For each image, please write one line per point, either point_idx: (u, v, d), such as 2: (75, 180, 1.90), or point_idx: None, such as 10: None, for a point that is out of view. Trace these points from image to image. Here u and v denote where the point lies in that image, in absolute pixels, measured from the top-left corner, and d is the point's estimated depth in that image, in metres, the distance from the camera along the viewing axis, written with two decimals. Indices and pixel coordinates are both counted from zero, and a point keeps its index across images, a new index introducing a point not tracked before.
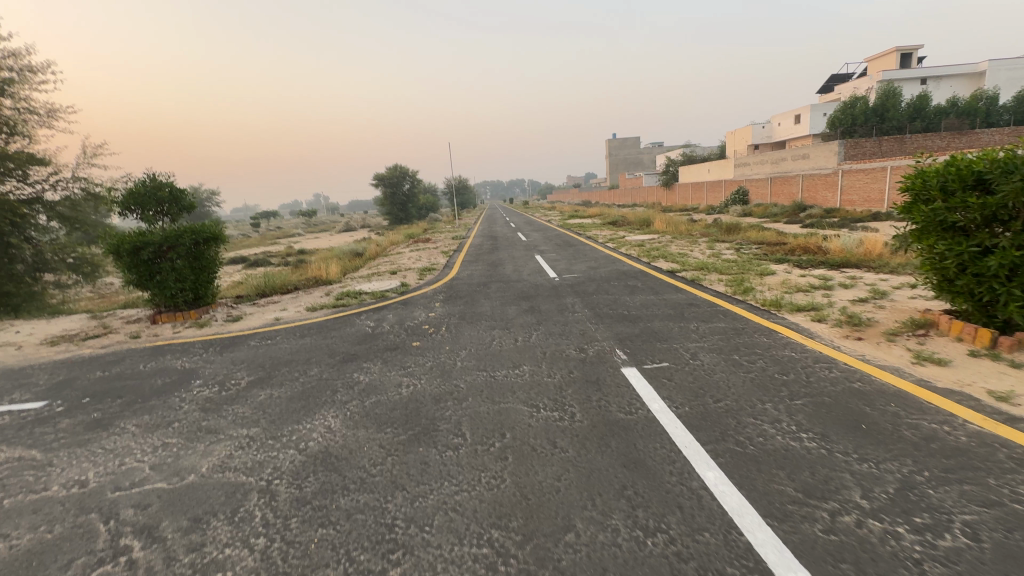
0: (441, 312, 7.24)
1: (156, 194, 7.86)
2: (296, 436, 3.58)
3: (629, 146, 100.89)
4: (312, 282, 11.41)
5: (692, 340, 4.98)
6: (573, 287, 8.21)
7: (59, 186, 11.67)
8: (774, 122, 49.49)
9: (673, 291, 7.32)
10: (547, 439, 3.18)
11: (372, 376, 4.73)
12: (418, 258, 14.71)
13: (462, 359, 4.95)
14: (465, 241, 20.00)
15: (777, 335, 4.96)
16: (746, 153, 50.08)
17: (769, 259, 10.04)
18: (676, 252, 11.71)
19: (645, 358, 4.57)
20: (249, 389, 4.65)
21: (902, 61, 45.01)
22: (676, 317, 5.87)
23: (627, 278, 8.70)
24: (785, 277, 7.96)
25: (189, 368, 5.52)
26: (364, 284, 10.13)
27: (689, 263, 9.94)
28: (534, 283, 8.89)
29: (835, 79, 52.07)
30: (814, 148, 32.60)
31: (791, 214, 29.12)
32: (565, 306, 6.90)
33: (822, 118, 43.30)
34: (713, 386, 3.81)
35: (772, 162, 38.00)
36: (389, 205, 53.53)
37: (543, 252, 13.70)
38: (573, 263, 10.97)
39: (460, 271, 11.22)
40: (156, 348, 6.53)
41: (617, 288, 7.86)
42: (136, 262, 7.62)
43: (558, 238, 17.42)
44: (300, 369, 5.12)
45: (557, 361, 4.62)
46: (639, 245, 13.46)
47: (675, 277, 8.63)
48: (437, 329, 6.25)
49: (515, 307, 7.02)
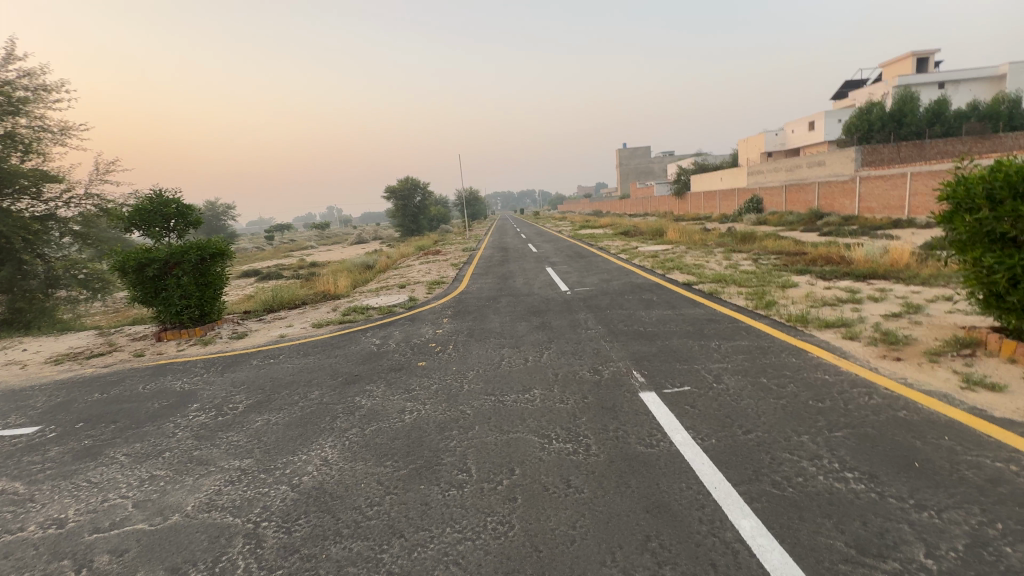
0: (448, 328, 7.00)
1: (162, 210, 7.81)
2: (290, 469, 3.33)
3: (640, 155, 100.61)
4: (320, 297, 11.27)
5: (714, 361, 4.66)
6: (585, 301, 7.92)
7: (72, 203, 11.77)
8: (788, 129, 48.89)
9: (691, 306, 6.99)
10: (559, 476, 2.89)
11: (375, 400, 4.49)
12: (428, 271, 14.54)
13: (469, 381, 4.69)
14: (475, 253, 19.80)
15: (806, 354, 4.61)
16: (759, 160, 49.50)
17: (790, 271, 9.64)
18: (691, 263, 11.35)
19: (665, 381, 4.26)
20: (246, 414, 4.44)
21: (918, 66, 44.26)
22: (696, 335, 5.55)
23: (642, 291, 8.38)
24: (809, 290, 7.58)
25: (188, 390, 5.34)
26: (372, 299, 9.95)
27: (706, 275, 9.58)
28: (544, 297, 8.62)
29: (849, 86, 51.37)
30: (830, 155, 32.00)
31: (808, 221, 28.50)
32: (578, 322, 6.60)
33: (837, 124, 42.62)
34: (741, 414, 3.49)
35: (786, 169, 37.41)
36: (400, 217, 53.82)
37: (555, 263, 13.42)
38: (585, 275, 10.67)
39: (470, 285, 11.00)
40: (158, 368, 6.37)
41: (631, 303, 7.55)
42: (142, 279, 7.54)
43: (569, 249, 17.16)
44: (300, 392, 4.89)
45: (570, 384, 4.33)
46: (652, 256, 13.12)
47: (692, 290, 8.29)
48: (444, 347, 6.00)
49: (525, 323, 6.75)
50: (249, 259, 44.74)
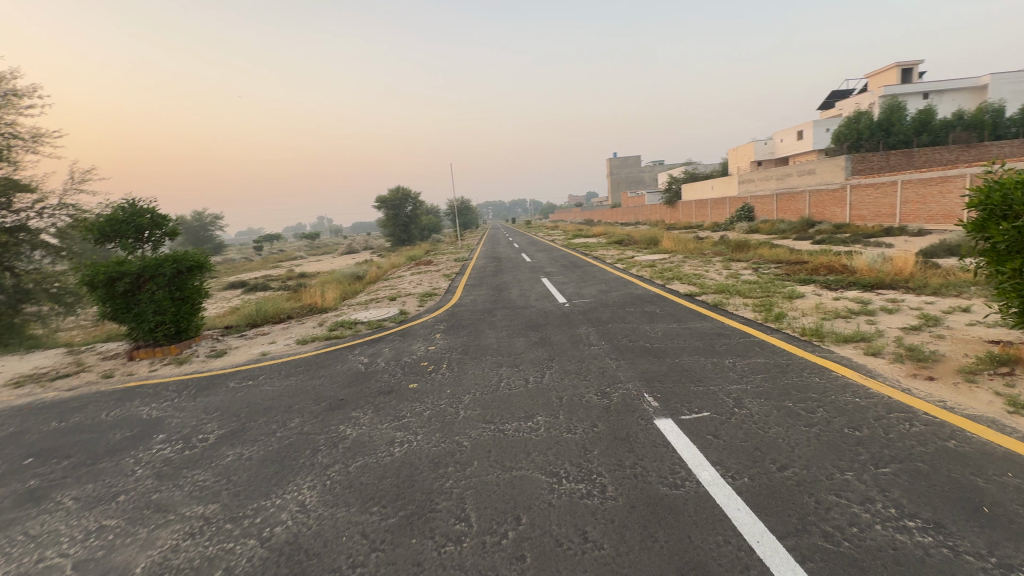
0: (441, 345, 6.58)
1: (136, 220, 7.35)
2: (261, 518, 2.89)
3: (631, 164, 101.29)
4: (306, 310, 10.80)
5: (730, 381, 4.30)
6: (585, 315, 7.55)
7: (44, 213, 11.22)
8: (777, 138, 49.37)
9: (697, 319, 6.64)
10: (573, 528, 2.48)
11: (361, 429, 4.06)
12: (419, 282, 14.10)
13: (465, 407, 4.27)
14: (468, 263, 19.42)
15: (830, 374, 4.27)
16: (749, 169, 49.86)
17: (793, 280, 9.37)
18: (691, 273, 11.06)
19: (680, 405, 3.88)
20: (217, 447, 3.98)
21: (902, 77, 45.01)
22: (707, 351, 5.20)
23: (643, 303, 8.04)
24: (817, 301, 7.28)
25: (156, 417, 4.85)
26: (361, 312, 9.49)
27: (707, 286, 9.27)
28: (542, 310, 8.25)
29: (836, 96, 52.11)
30: (820, 163, 32.21)
31: (800, 230, 28.53)
32: (579, 337, 6.23)
33: (825, 133, 43.07)
34: (772, 446, 3.12)
35: (776, 178, 37.63)
36: (391, 227, 53.35)
37: (550, 274, 13.08)
38: (583, 286, 10.32)
39: (463, 297, 10.60)
40: (126, 391, 5.87)
41: (634, 316, 7.19)
42: (112, 294, 7.05)
43: (564, 258, 16.83)
44: (279, 420, 4.43)
45: (577, 411, 3.93)
46: (650, 266, 12.80)
47: (696, 302, 7.96)
48: (438, 367, 5.58)
49: (524, 339, 6.36)
50: (237, 271, 43.92)
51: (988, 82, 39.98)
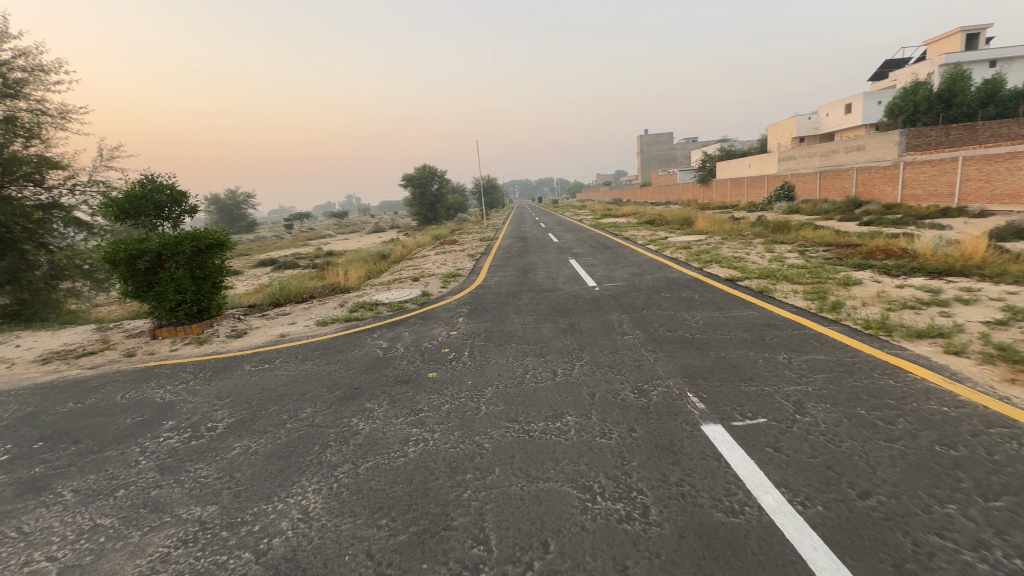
0: (463, 330, 6.22)
1: (155, 197, 7.20)
2: (259, 527, 2.61)
3: (662, 141, 97.91)
4: (328, 290, 10.63)
5: (787, 382, 3.77)
6: (617, 300, 7.05)
7: (76, 190, 11.35)
8: (822, 112, 46.42)
9: (741, 307, 6.06)
10: (610, 563, 2.09)
11: (375, 423, 3.75)
12: (443, 262, 13.78)
13: (487, 402, 3.90)
14: (494, 243, 18.95)
15: (907, 377, 3.68)
16: (790, 146, 47.24)
17: (846, 265, 8.58)
18: (730, 256, 10.33)
19: (730, 408, 3.41)
20: (224, 438, 3.74)
21: (967, 43, 41.31)
22: (756, 345, 4.66)
23: (681, 288, 7.46)
24: (878, 289, 6.56)
25: (168, 402, 4.67)
26: (383, 293, 9.23)
27: (750, 270, 8.60)
28: (570, 294, 7.79)
29: (890, 65, 48.41)
30: (870, 139, 30.05)
31: (845, 210, 26.85)
32: (610, 325, 5.77)
33: (877, 106, 40.17)
34: (848, 465, 2.63)
35: (821, 155, 35.44)
36: (418, 205, 53.23)
37: (578, 255, 12.53)
38: (613, 269, 9.77)
39: (488, 278, 10.21)
40: (144, 372, 5.77)
41: (670, 302, 6.66)
42: (133, 272, 6.95)
43: (592, 239, 16.19)
44: (290, 409, 4.17)
45: (612, 411, 3.51)
46: (685, 248, 12.07)
47: (739, 288, 7.33)
48: (459, 354, 5.23)
49: (551, 326, 5.94)
50: (268, 248, 44.87)
51: None
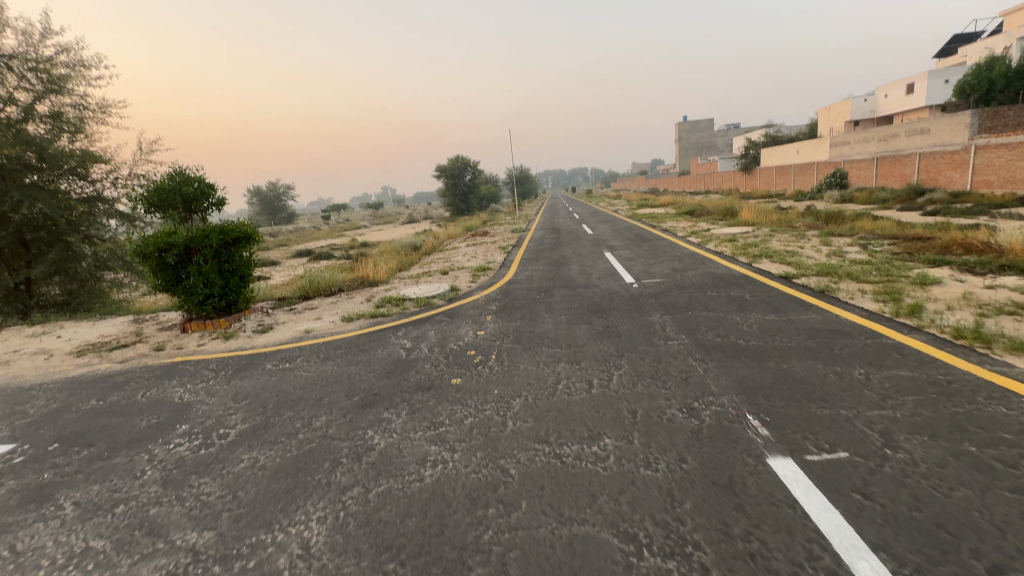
0: (491, 330, 5.84)
1: (183, 189, 7.15)
2: (255, 563, 2.32)
3: (703, 128, 94.23)
4: (357, 283, 10.48)
5: (868, 405, 3.18)
6: (658, 299, 6.49)
7: (117, 183, 11.63)
8: (880, 94, 43.21)
9: (801, 310, 5.40)
10: None
11: (392, 436, 3.42)
12: (473, 255, 13.45)
13: (514, 416, 3.49)
14: (526, 234, 18.49)
15: (1023, 403, 3.03)
16: (843, 130, 44.29)
17: (918, 262, 7.69)
18: (782, 250, 9.51)
19: (800, 438, 2.87)
20: (233, 449, 3.50)
21: None
22: (824, 356, 4.05)
23: (729, 286, 6.82)
24: (963, 291, 5.75)
25: (186, 402, 4.51)
26: (410, 287, 8.98)
27: (806, 267, 7.82)
28: (606, 291, 7.27)
29: (959, 41, 44.47)
30: (936, 121, 27.64)
31: (906, 199, 24.87)
32: (651, 327, 5.26)
33: (943, 86, 36.99)
34: (966, 525, 2.07)
35: (878, 139, 32.98)
36: (451, 196, 53.29)
37: (614, 248, 11.93)
38: (653, 263, 9.15)
39: (519, 272, 9.81)
40: (169, 368, 5.69)
41: (718, 302, 6.06)
42: (162, 266, 6.93)
43: (629, 231, 15.48)
44: (304, 417, 3.90)
45: (657, 435, 3.04)
46: (731, 240, 11.27)
47: (795, 286, 6.62)
48: (486, 358, 4.85)
49: (586, 327, 5.47)
50: (306, 240, 46.00)
51: None
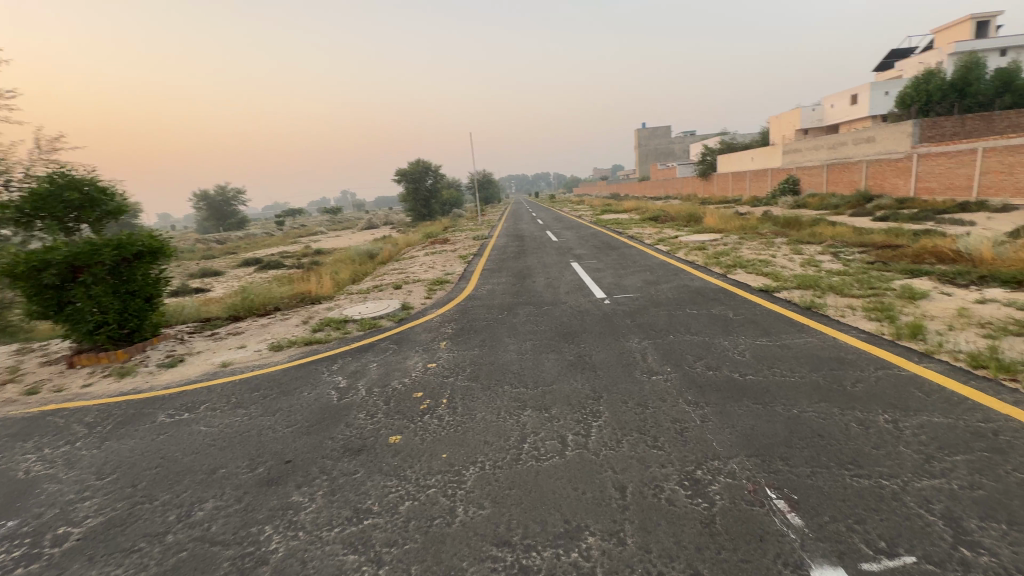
0: (444, 362, 4.96)
1: (67, 195, 5.93)
2: None
3: (661, 135, 96.59)
4: (297, 300, 9.32)
5: (913, 471, 2.51)
6: (633, 319, 5.80)
7: (10, 187, 9.97)
8: (827, 103, 45.14)
9: (793, 332, 4.81)
10: None
11: (296, 537, 2.48)
12: (431, 265, 12.49)
13: (465, 500, 2.63)
14: (489, 242, 17.67)
15: None
16: (793, 138, 45.99)
17: (896, 272, 7.36)
18: (755, 260, 9.10)
19: (844, 531, 2.15)
20: (65, 565, 2.46)
21: (977, 31, 40.04)
22: (836, 396, 3.41)
23: (709, 303, 6.22)
24: (955, 306, 5.34)
25: (31, 479, 3.39)
26: (356, 306, 7.94)
27: (785, 278, 7.35)
28: (575, 309, 6.52)
29: (896, 56, 47.14)
30: (881, 130, 28.81)
31: (855, 205, 25.71)
32: (629, 356, 4.53)
33: (884, 97, 38.95)
34: None
35: (827, 147, 34.24)
36: (412, 201, 51.78)
37: (581, 257, 11.29)
38: (623, 275, 8.51)
39: (480, 286, 8.97)
40: (32, 422, 4.47)
41: (700, 322, 5.41)
42: (37, 288, 5.66)
43: (595, 238, 14.91)
44: (184, 503, 2.90)
45: (656, 530, 2.25)
46: (700, 248, 10.84)
47: (779, 302, 6.09)
48: (434, 403, 3.97)
49: (555, 358, 4.67)
50: (257, 247, 43.39)
51: None
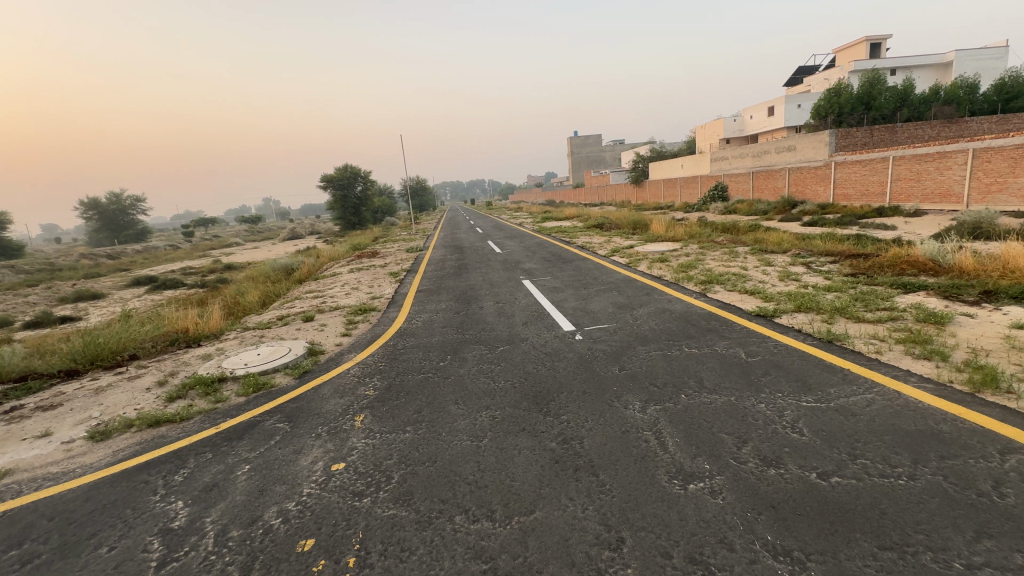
0: (358, 460, 3.20)
1: None
2: None
3: (592, 143, 98.94)
4: (167, 341, 7.01)
5: None
6: (622, 365, 4.38)
7: None
8: (746, 115, 47.73)
9: (840, 385, 3.58)
10: None
11: None
12: (354, 286, 10.48)
13: None
14: (425, 255, 15.82)
15: None
16: (718, 147, 48.03)
17: (889, 287, 6.54)
18: (728, 273, 8.10)
19: None
20: None
21: (871, 52, 43.98)
22: (997, 523, 2.10)
23: (707, 337, 4.94)
24: (997, 334, 4.42)
25: None
26: (245, 352, 5.87)
27: (776, 298, 6.30)
28: (541, 350, 5.01)
29: (803, 72, 50.88)
30: (801, 138, 30.30)
31: (782, 210, 26.66)
32: (638, 441, 3.05)
33: (797, 110, 41.59)
34: None
35: (751, 155, 35.78)
36: (340, 209, 48.18)
37: (532, 272, 9.86)
38: (588, 297, 7.15)
39: (414, 314, 7.21)
40: None
41: (711, 370, 4.08)
42: None
43: (543, 249, 13.54)
44: None
45: None
46: (663, 260, 9.79)
47: (789, 333, 4.93)
48: (333, 571, 2.23)
49: (528, 450, 3.08)
50: (157, 262, 38.08)
51: (952, 59, 39.36)
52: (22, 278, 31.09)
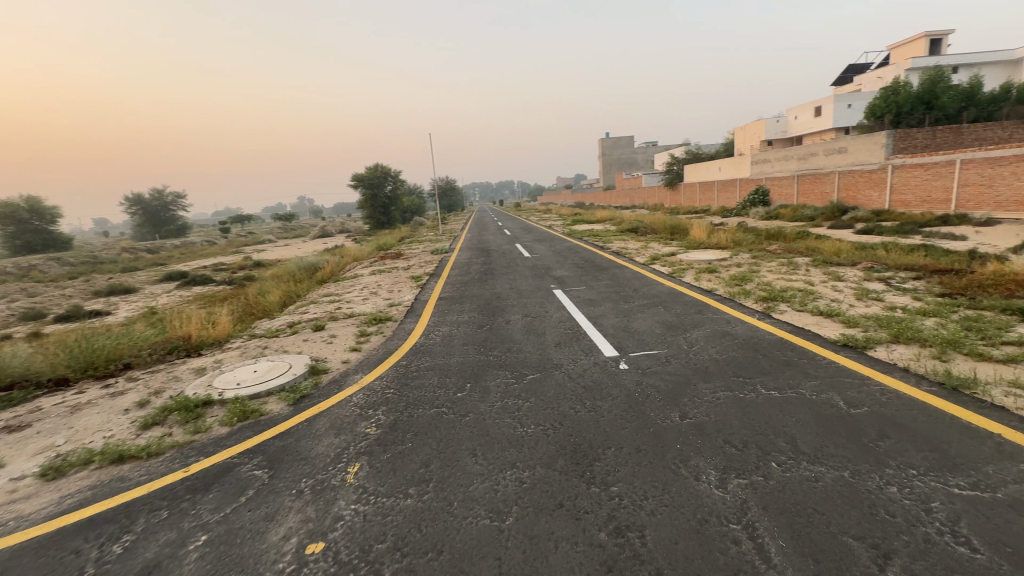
0: (342, 541, 2.42)
1: None
2: None
3: (624, 144, 97.00)
4: (168, 350, 6.46)
5: None
6: (683, 411, 3.47)
7: None
8: (791, 116, 45.41)
9: (1000, 462, 2.59)
10: None
11: None
12: (373, 291, 9.85)
13: None
14: (450, 257, 15.17)
15: None
16: (759, 149, 45.88)
17: (1002, 313, 5.37)
18: (793, 289, 7.02)
19: None
20: None
21: (930, 49, 41.11)
22: None
23: (787, 374, 3.97)
24: None
25: None
26: (242, 367, 5.22)
27: (861, 323, 5.23)
28: (578, 383, 4.14)
29: (852, 71, 48.14)
30: (854, 139, 28.30)
31: (831, 216, 24.89)
32: (724, 542, 2.17)
33: (847, 110, 39.22)
34: None
35: (797, 158, 33.82)
36: (369, 209, 48.27)
37: (564, 281, 9.00)
38: (630, 314, 6.25)
39: (432, 327, 6.46)
40: None
41: (804, 425, 3.14)
42: None
43: (575, 254, 12.68)
44: None
45: None
46: (712, 271, 8.75)
47: (895, 374, 3.89)
48: None
49: (567, 543, 2.24)
50: (192, 257, 38.98)
51: None
52: (66, 270, 32.23)
